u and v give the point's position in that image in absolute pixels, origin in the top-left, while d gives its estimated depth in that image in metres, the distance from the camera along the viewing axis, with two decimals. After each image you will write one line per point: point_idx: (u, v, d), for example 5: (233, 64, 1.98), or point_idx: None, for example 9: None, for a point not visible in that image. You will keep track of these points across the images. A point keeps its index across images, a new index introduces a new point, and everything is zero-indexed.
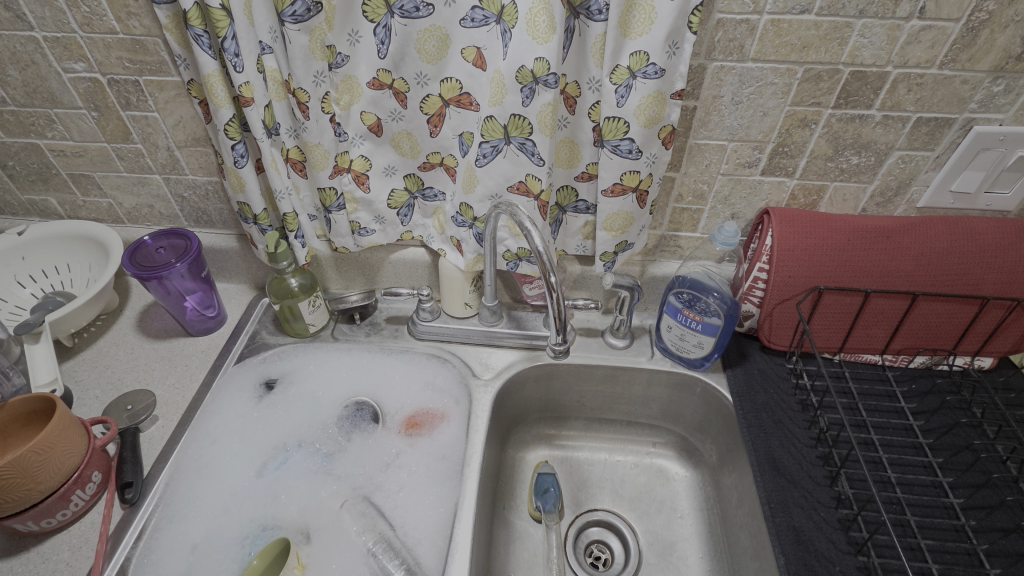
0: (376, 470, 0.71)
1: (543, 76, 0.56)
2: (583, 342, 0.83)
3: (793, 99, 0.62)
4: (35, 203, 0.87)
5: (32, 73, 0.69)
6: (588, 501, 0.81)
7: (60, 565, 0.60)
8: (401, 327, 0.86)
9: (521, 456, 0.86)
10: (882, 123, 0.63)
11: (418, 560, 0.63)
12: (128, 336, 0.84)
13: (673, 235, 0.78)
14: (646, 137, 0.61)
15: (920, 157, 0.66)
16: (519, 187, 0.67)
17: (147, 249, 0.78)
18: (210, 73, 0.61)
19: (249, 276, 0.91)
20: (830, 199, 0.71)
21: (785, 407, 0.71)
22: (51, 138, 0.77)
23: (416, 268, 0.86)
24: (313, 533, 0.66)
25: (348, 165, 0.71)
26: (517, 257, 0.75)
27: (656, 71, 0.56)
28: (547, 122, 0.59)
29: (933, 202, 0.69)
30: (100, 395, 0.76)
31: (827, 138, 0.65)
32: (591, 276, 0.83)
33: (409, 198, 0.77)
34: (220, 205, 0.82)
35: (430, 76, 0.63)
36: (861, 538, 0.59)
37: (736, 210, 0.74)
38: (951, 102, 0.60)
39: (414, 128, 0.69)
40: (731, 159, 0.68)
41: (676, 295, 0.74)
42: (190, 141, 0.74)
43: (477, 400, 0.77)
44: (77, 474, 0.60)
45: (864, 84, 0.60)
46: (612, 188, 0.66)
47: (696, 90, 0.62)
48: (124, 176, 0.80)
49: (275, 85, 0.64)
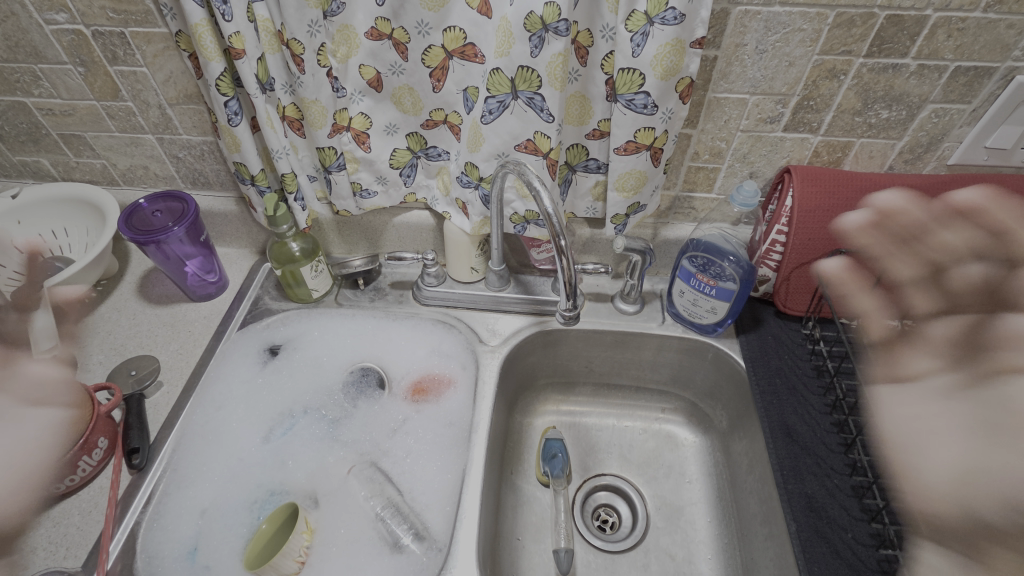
0: (383, 436, 0.71)
1: (552, 23, 0.53)
2: (593, 308, 0.81)
3: (822, 47, 0.58)
4: (27, 163, 0.84)
5: (13, 25, 0.65)
6: (595, 466, 0.81)
7: (71, 529, 0.60)
8: (406, 292, 0.84)
9: (528, 422, 0.85)
10: (917, 74, 0.59)
11: (427, 525, 0.63)
12: (130, 302, 0.83)
13: (687, 195, 0.75)
14: (663, 90, 0.57)
15: (955, 110, 0.62)
16: (527, 145, 0.63)
17: (144, 213, 0.76)
18: (198, 23, 0.57)
19: (250, 240, 0.89)
20: (855, 156, 0.68)
21: (799, 373, 0.70)
22: (38, 96, 0.73)
23: (420, 232, 0.83)
24: (321, 499, 0.66)
25: (348, 122, 0.68)
26: (525, 220, 0.72)
27: (676, 17, 0.52)
28: (558, 74, 0.56)
29: (965, 158, 0.66)
30: (103, 360, 0.76)
31: (857, 90, 0.61)
32: (601, 239, 0.80)
33: (412, 157, 0.73)
34: (216, 165, 0.79)
35: (432, 25, 0.59)
36: (876, 505, 0.58)
37: (755, 169, 0.70)
38: (993, 49, 0.56)
39: (415, 83, 0.65)
40: (752, 114, 0.64)
41: (690, 259, 0.71)
42: (182, 98, 0.71)
43: (484, 366, 0.76)
44: (83, 440, 0.60)
45: (900, 30, 0.55)
46: (625, 146, 0.62)
47: (718, 38, 0.58)
48: (116, 137, 0.77)
49: (268, 35, 0.60)
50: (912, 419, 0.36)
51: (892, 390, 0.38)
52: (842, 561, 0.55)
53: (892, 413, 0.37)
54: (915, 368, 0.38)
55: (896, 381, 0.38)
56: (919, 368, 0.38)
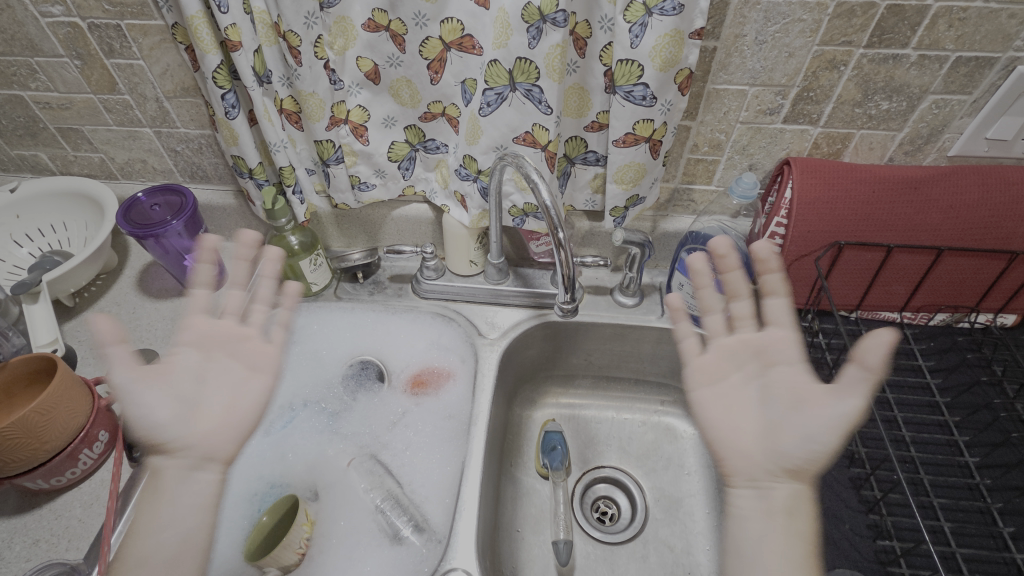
0: (383, 429, 0.71)
1: (550, 14, 0.52)
2: (592, 301, 0.81)
3: (821, 38, 0.57)
4: (25, 157, 0.84)
5: (8, 18, 0.65)
6: (595, 458, 0.81)
7: (72, 521, 0.61)
8: (405, 285, 0.84)
9: (528, 415, 0.85)
10: (918, 64, 0.58)
11: (426, 517, 0.64)
12: (129, 296, 0.83)
13: (686, 188, 0.74)
14: (662, 82, 0.57)
15: (956, 102, 0.61)
16: (525, 137, 0.63)
17: (142, 206, 0.76)
18: (194, 14, 0.57)
19: (249, 234, 0.89)
20: (855, 148, 0.67)
21: None
22: (35, 89, 0.73)
23: (419, 225, 0.83)
24: (321, 491, 0.66)
25: (346, 115, 0.68)
26: (524, 213, 0.72)
27: (674, 7, 0.51)
28: (556, 65, 0.56)
29: (966, 150, 0.65)
30: (103, 354, 0.76)
31: (857, 81, 0.60)
32: (600, 232, 0.80)
33: (411, 150, 0.73)
34: (215, 159, 0.79)
35: (430, 16, 0.58)
36: (873, 496, 0.58)
37: (755, 161, 0.70)
38: (995, 39, 0.56)
39: (413, 75, 0.65)
40: (752, 106, 0.64)
41: (689, 252, 0.72)
42: (179, 91, 0.71)
43: (483, 358, 0.75)
44: (84, 433, 0.60)
45: (900, 20, 0.55)
46: (624, 139, 0.62)
47: (717, 28, 0.57)
48: (114, 130, 0.77)
49: (264, 27, 0.60)
50: (725, 423, 0.50)
51: (713, 395, 0.52)
52: (839, 552, 0.55)
53: (710, 416, 0.51)
54: (693, 376, 0.53)
55: (717, 389, 0.51)
56: (724, 385, 0.52)
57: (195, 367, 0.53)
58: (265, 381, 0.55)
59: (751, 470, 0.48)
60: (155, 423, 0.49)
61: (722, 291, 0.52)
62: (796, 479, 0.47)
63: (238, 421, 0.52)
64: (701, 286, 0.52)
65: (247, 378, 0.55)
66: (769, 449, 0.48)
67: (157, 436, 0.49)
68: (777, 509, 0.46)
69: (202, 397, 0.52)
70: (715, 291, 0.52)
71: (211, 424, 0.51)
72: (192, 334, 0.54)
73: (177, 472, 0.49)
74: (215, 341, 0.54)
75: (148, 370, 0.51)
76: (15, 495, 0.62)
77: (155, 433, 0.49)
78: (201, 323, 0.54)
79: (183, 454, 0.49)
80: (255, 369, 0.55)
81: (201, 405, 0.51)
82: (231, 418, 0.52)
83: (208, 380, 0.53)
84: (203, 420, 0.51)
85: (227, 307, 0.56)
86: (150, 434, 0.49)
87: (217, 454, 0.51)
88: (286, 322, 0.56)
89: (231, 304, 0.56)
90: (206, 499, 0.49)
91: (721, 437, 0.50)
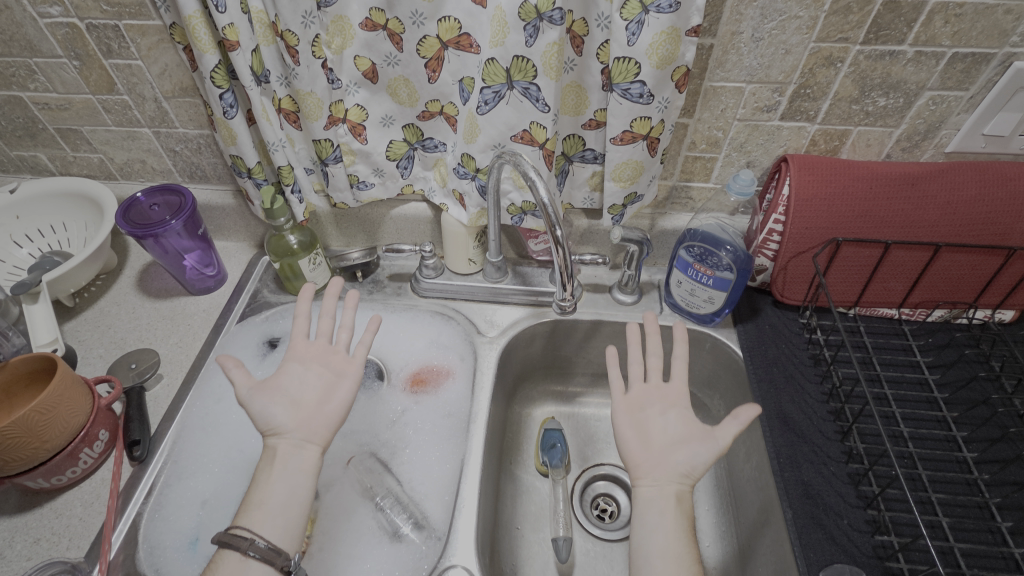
0: (382, 427, 0.71)
1: (547, 12, 0.52)
2: (591, 299, 0.82)
3: (818, 34, 0.57)
4: (24, 158, 0.84)
5: (7, 19, 0.65)
6: (594, 456, 0.81)
7: (73, 520, 0.61)
8: (405, 284, 0.85)
9: (527, 413, 0.85)
10: (915, 60, 0.58)
11: (426, 514, 0.64)
12: (129, 295, 0.83)
13: (685, 185, 0.74)
14: (659, 79, 0.57)
15: (953, 97, 0.61)
16: (523, 136, 0.63)
17: (141, 206, 0.76)
18: (192, 14, 0.57)
19: (249, 234, 0.89)
20: (853, 145, 0.67)
21: (796, 362, 0.70)
22: (34, 90, 0.73)
23: (418, 224, 0.83)
24: (321, 490, 0.67)
25: (344, 115, 0.68)
26: (522, 211, 0.72)
27: (671, 5, 0.51)
28: (553, 63, 0.56)
29: (963, 146, 0.65)
30: (104, 353, 0.76)
31: (854, 78, 0.60)
32: (598, 230, 0.80)
33: (409, 149, 0.73)
34: (214, 159, 0.79)
35: (427, 15, 0.58)
36: (871, 492, 0.58)
37: (752, 158, 0.70)
38: (991, 35, 0.56)
39: (411, 74, 0.65)
40: (749, 103, 0.64)
41: (687, 249, 0.71)
42: (177, 91, 0.71)
43: (483, 356, 0.76)
44: (84, 432, 0.60)
45: (897, 16, 0.55)
46: (621, 136, 0.62)
47: (714, 26, 0.58)
48: (113, 131, 0.77)
49: (262, 27, 0.60)
50: (637, 442, 0.55)
51: (630, 422, 0.56)
52: (837, 546, 0.55)
53: (624, 437, 0.56)
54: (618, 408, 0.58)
55: (636, 417, 0.56)
56: (643, 415, 0.57)
57: (299, 374, 0.57)
58: (351, 383, 0.58)
59: (653, 473, 0.53)
60: (269, 417, 0.54)
61: (647, 349, 0.60)
62: (686, 483, 0.53)
63: (327, 415, 0.55)
64: (632, 343, 0.61)
65: (337, 382, 0.58)
66: (670, 460, 0.53)
67: (271, 426, 0.54)
68: (671, 501, 0.52)
69: (300, 397, 0.56)
70: (643, 350, 0.60)
71: (307, 416, 0.55)
72: (297, 350, 0.59)
73: (286, 449, 0.53)
74: (313, 352, 0.58)
75: (265, 382, 0.56)
76: (16, 495, 0.62)
77: (269, 422, 0.54)
78: (301, 341, 0.59)
79: (289, 436, 0.54)
80: (340, 374, 0.58)
81: (303, 401, 0.55)
82: (325, 412, 0.55)
83: (308, 383, 0.56)
84: (302, 413, 0.55)
85: (320, 327, 0.60)
86: (265, 426, 0.54)
87: (315, 437, 0.54)
88: (368, 335, 0.59)
89: (323, 324, 0.60)
90: (304, 473, 0.53)
91: (630, 454, 0.55)
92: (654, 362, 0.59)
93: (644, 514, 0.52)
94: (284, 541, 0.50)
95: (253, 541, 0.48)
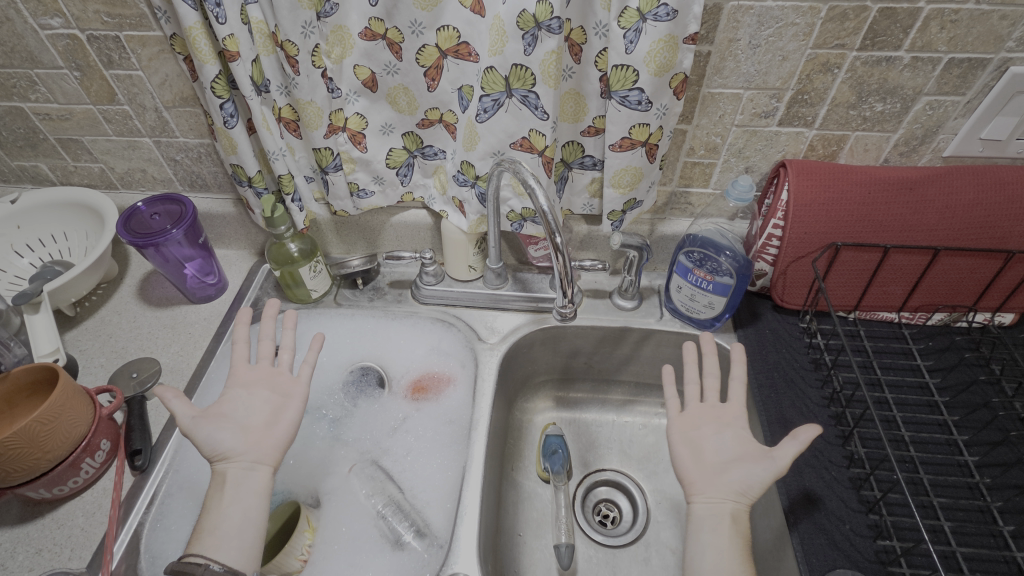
0: (384, 434, 0.72)
1: (545, 21, 0.53)
2: (591, 304, 0.82)
3: (815, 41, 0.58)
4: (25, 168, 0.84)
5: (8, 31, 0.66)
6: (596, 461, 0.81)
7: (75, 530, 0.61)
8: (405, 291, 0.85)
9: (529, 418, 0.85)
10: (911, 66, 0.59)
11: (428, 521, 0.64)
12: (129, 304, 0.84)
13: (684, 191, 0.75)
14: (657, 86, 0.57)
15: (950, 102, 0.62)
16: (522, 143, 0.63)
17: (141, 216, 0.76)
18: (192, 26, 0.58)
19: (249, 242, 0.89)
20: (850, 150, 0.68)
21: (797, 366, 0.70)
22: (35, 101, 0.74)
23: (418, 231, 0.83)
24: (323, 497, 0.67)
25: (344, 123, 0.68)
26: (522, 218, 0.72)
27: (668, 13, 0.52)
28: (552, 71, 0.56)
29: (961, 150, 0.66)
30: (105, 363, 0.76)
31: (851, 83, 0.61)
32: (598, 235, 0.80)
33: (409, 157, 0.73)
34: (214, 168, 0.80)
35: (425, 25, 0.59)
36: (873, 496, 0.58)
37: (751, 163, 0.70)
38: (987, 40, 0.56)
39: (410, 82, 0.65)
40: (747, 109, 0.64)
41: (686, 254, 0.72)
42: (178, 101, 0.71)
43: (484, 363, 0.76)
44: (86, 442, 0.60)
45: (893, 23, 0.55)
46: (620, 143, 0.62)
47: (711, 33, 0.58)
48: (114, 140, 0.77)
49: (262, 37, 0.60)
50: (691, 461, 0.56)
51: (684, 441, 0.57)
52: (840, 551, 0.55)
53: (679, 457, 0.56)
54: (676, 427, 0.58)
55: (689, 435, 0.57)
56: (696, 433, 0.57)
57: (245, 399, 0.57)
58: (298, 402, 0.58)
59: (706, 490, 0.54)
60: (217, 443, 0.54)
61: (704, 369, 0.61)
62: (741, 502, 0.53)
63: (277, 436, 0.55)
64: (688, 361, 0.61)
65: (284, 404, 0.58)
66: (723, 480, 0.54)
67: (219, 452, 0.54)
68: (725, 521, 0.52)
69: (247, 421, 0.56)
70: (699, 369, 0.60)
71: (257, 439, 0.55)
72: (241, 375, 0.59)
73: (236, 473, 0.53)
74: (256, 376, 0.59)
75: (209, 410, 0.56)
76: (17, 505, 0.62)
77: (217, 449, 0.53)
78: (244, 366, 0.59)
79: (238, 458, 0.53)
80: (285, 396, 0.58)
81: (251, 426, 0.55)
82: (271, 435, 0.55)
83: (254, 407, 0.56)
84: (251, 436, 0.55)
85: (262, 351, 0.60)
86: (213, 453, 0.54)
87: (265, 458, 0.54)
88: (312, 354, 0.60)
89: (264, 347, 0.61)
90: (258, 494, 0.53)
91: (684, 473, 0.56)
92: (711, 384, 0.60)
93: (697, 531, 0.53)
94: (243, 565, 0.50)
95: (207, 566, 0.47)
